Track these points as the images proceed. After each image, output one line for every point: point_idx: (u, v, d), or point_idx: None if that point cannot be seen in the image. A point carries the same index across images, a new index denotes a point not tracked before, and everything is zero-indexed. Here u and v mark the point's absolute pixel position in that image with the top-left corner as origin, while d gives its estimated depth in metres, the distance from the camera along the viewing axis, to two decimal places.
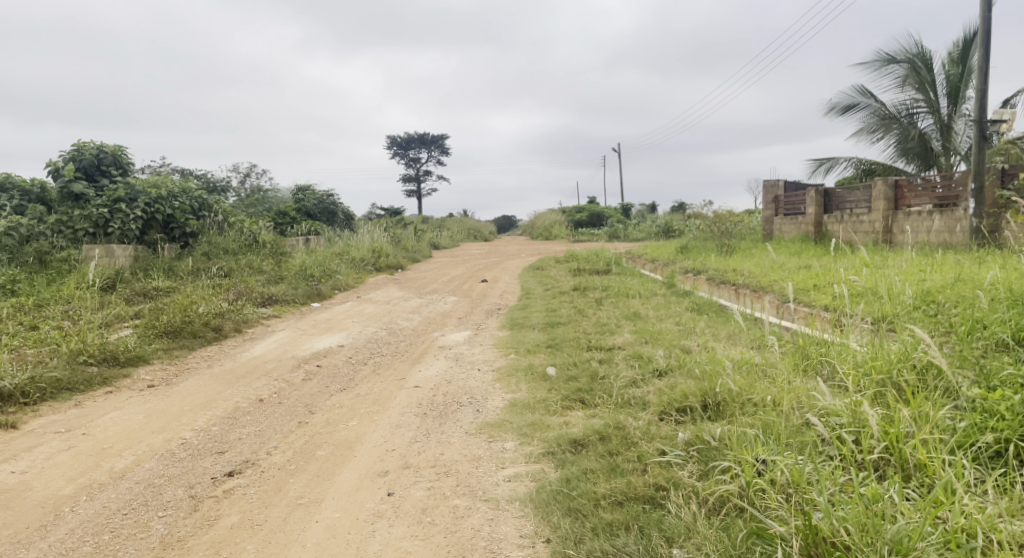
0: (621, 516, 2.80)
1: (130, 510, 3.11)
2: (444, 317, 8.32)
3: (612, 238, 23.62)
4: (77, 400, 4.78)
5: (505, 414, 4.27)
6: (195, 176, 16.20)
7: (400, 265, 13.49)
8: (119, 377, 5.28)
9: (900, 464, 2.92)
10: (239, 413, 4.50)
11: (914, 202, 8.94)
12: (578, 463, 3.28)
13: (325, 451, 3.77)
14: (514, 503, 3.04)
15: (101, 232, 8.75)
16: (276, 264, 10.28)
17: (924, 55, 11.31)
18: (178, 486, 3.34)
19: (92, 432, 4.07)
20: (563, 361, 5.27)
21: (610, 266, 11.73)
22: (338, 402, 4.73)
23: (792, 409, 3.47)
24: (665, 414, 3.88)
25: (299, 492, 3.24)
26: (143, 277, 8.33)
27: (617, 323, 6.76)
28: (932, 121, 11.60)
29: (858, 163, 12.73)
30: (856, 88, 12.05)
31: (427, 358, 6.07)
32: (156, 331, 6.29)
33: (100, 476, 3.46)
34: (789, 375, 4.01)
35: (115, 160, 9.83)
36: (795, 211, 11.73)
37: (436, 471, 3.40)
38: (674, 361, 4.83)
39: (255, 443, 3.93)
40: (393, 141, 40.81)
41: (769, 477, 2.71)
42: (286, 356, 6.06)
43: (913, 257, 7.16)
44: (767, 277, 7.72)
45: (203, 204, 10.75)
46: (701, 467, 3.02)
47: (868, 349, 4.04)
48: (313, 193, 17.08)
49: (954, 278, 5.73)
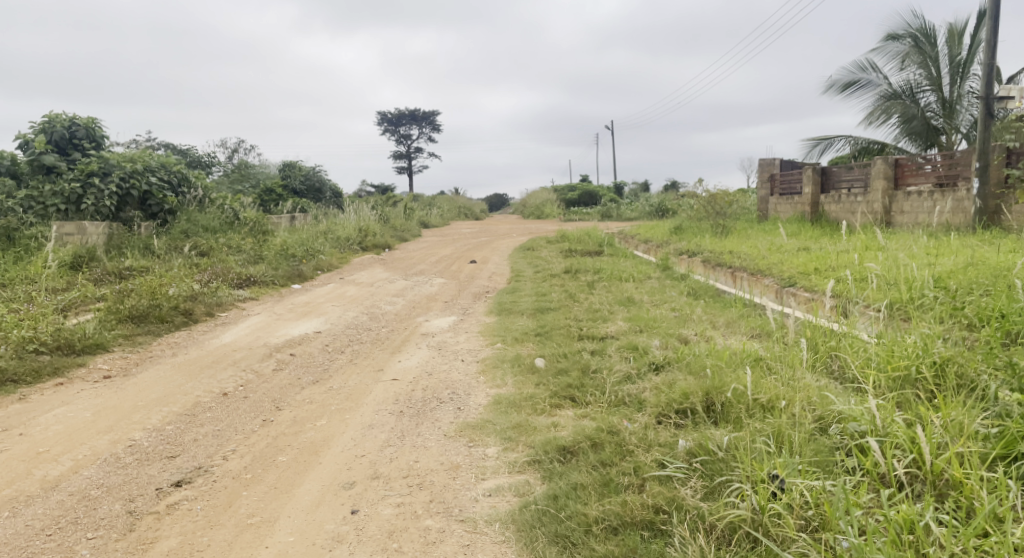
0: (616, 547, 2.44)
1: (56, 530, 2.74)
2: (429, 300, 7.94)
3: (605, 217, 23.25)
4: (22, 393, 4.37)
5: (489, 413, 3.90)
6: (178, 151, 15.63)
7: (386, 244, 13.05)
8: (73, 366, 4.87)
9: (932, 482, 2.57)
10: (199, 410, 4.12)
11: (913, 181, 8.57)
12: (567, 476, 2.93)
13: (287, 456, 3.40)
14: (494, 526, 2.69)
15: (72, 208, 8.28)
16: (257, 241, 9.81)
17: (926, 30, 10.88)
18: (115, 500, 2.96)
19: (31, 432, 3.67)
20: (552, 353, 4.89)
21: (602, 247, 11.33)
22: (308, 397, 4.36)
23: (803, 411, 3.13)
24: (663, 416, 3.49)
25: (250, 509, 2.87)
26: (116, 256, 7.87)
27: (609, 309, 6.40)
28: (934, 99, 11.21)
29: (855, 143, 12.38)
30: (856, 63, 11.58)
31: (408, 348, 5.67)
32: (120, 316, 5.87)
33: (29, 486, 3.08)
34: (798, 372, 3.67)
35: (88, 133, 9.26)
36: (791, 191, 11.37)
37: (408, 484, 3.04)
38: (671, 353, 4.46)
39: (212, 446, 3.55)
40: (384, 115, 39.92)
41: (786, 501, 2.39)
42: (258, 344, 5.65)
43: (922, 239, 6.82)
44: (766, 259, 7.35)
45: (182, 178, 10.22)
46: (706, 484, 2.66)
47: (883, 343, 3.71)
48: (300, 168, 16.52)
49: (967, 263, 5.36)
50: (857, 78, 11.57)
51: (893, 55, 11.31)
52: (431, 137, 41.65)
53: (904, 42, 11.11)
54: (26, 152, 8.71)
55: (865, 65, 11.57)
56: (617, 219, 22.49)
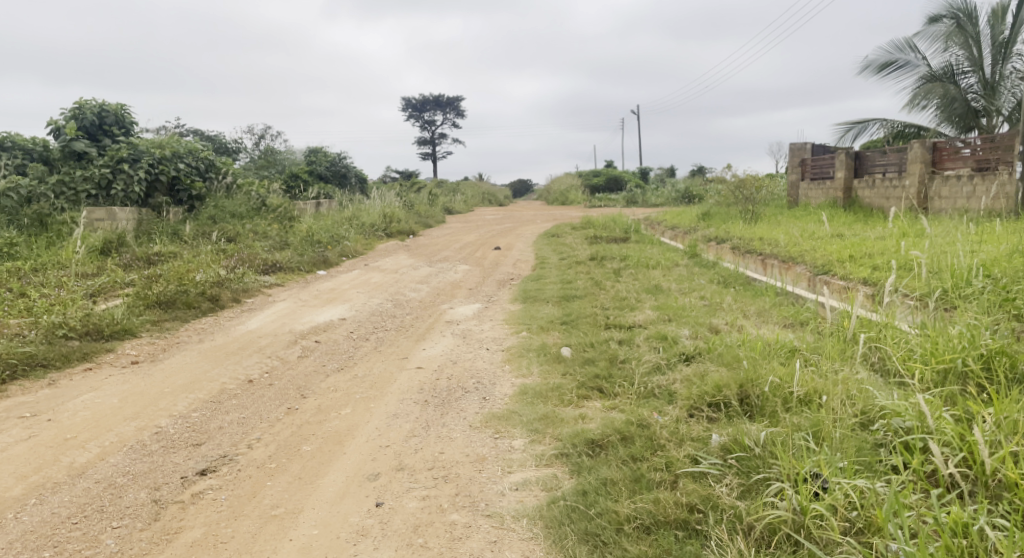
0: (649, 549, 2.36)
1: (82, 518, 2.74)
2: (453, 287, 7.88)
3: (630, 203, 22.98)
4: (51, 379, 4.39)
5: (514, 404, 3.83)
6: (206, 137, 15.74)
7: (410, 230, 13.01)
8: (102, 351, 4.89)
9: (985, 483, 2.42)
10: (225, 397, 4.11)
11: (951, 165, 8.27)
12: (596, 471, 2.85)
13: (311, 445, 3.36)
14: (521, 522, 2.62)
15: (103, 194, 8.36)
16: (283, 227, 9.82)
17: (969, 8, 10.42)
18: (141, 488, 2.95)
19: (59, 418, 3.69)
20: (579, 342, 4.79)
21: (629, 234, 11.15)
22: (333, 385, 4.33)
23: (843, 405, 3.00)
24: (694, 409, 3.37)
25: (275, 500, 2.83)
26: (145, 242, 7.93)
27: (637, 297, 6.27)
28: (975, 80, 10.77)
29: (891, 127, 11.99)
30: (893, 44, 11.18)
31: (432, 336, 5.61)
32: (148, 302, 5.89)
33: (56, 473, 3.08)
34: (836, 364, 3.52)
35: (117, 120, 9.32)
36: (822, 176, 11.06)
37: (433, 476, 2.98)
38: (701, 343, 4.33)
39: (237, 434, 3.53)
40: (408, 101, 39.86)
41: (829, 502, 2.27)
42: (283, 331, 5.63)
43: (961, 225, 6.57)
44: (798, 246, 7.14)
45: (209, 164, 10.25)
46: (742, 482, 2.55)
47: (926, 334, 3.55)
48: (325, 154, 16.53)
49: (1011, 251, 5.12)
50: (894, 59, 11.19)
51: (932, 35, 10.87)
52: (455, 123, 41.50)
53: (944, 23, 10.67)
54: (57, 138, 8.79)
55: (902, 45, 11.16)
56: (643, 205, 22.20)
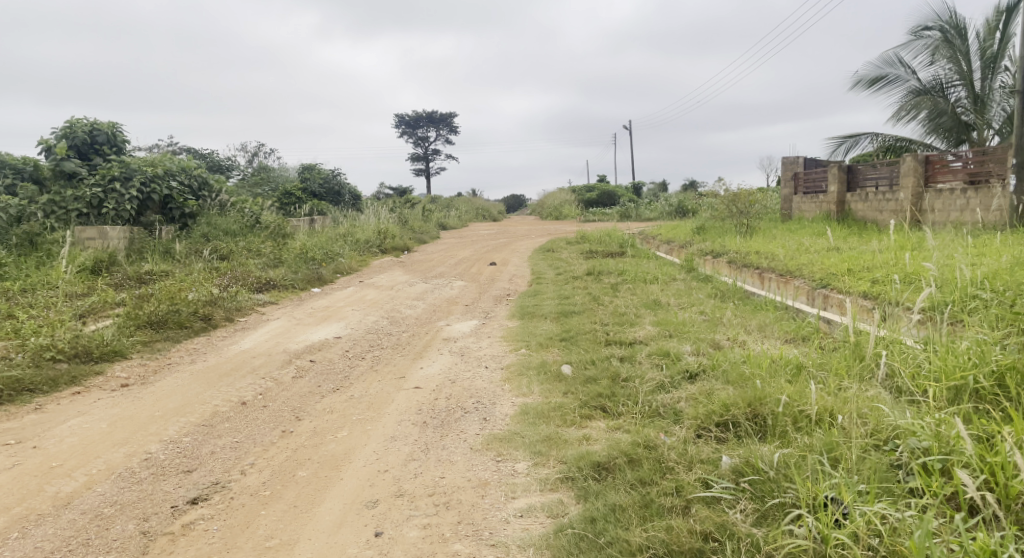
0: None
1: (66, 552, 2.62)
2: (449, 304, 7.77)
3: (624, 218, 22.97)
4: (39, 403, 4.27)
5: (516, 424, 3.72)
6: (199, 155, 15.67)
7: (405, 246, 12.92)
8: (91, 374, 4.76)
9: (1008, 506, 2.34)
10: (217, 420, 3.98)
11: (942, 178, 8.25)
12: (603, 496, 2.74)
13: (307, 471, 3.24)
14: (528, 552, 2.52)
15: (94, 213, 8.26)
16: (276, 244, 9.71)
17: (956, 23, 10.47)
18: (129, 519, 2.83)
19: (45, 445, 3.56)
20: (579, 359, 4.69)
21: (625, 248, 11.09)
22: (329, 406, 4.21)
23: (855, 424, 2.90)
24: (702, 429, 3.28)
25: (269, 531, 2.72)
26: (136, 261, 7.82)
27: (636, 312, 6.19)
28: (965, 94, 10.80)
29: (884, 140, 12.01)
30: (883, 58, 11.24)
31: (430, 354, 5.50)
32: (139, 322, 5.77)
33: (40, 504, 2.95)
34: (844, 382, 3.43)
35: (109, 138, 9.25)
36: (815, 190, 11.05)
37: (434, 503, 2.87)
38: (705, 360, 4.24)
39: (229, 459, 3.41)
40: (401, 119, 39.99)
41: (850, 529, 2.18)
42: (277, 350, 5.51)
43: (957, 238, 6.54)
44: (796, 259, 7.09)
45: (203, 182, 10.15)
46: (757, 507, 2.46)
47: (936, 349, 3.47)
48: (319, 171, 16.44)
49: (1014, 264, 5.06)
50: (884, 73, 11.24)
51: (921, 49, 10.92)
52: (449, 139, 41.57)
53: (932, 37, 10.72)
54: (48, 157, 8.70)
55: (891, 59, 11.22)
56: (637, 219, 22.18)
